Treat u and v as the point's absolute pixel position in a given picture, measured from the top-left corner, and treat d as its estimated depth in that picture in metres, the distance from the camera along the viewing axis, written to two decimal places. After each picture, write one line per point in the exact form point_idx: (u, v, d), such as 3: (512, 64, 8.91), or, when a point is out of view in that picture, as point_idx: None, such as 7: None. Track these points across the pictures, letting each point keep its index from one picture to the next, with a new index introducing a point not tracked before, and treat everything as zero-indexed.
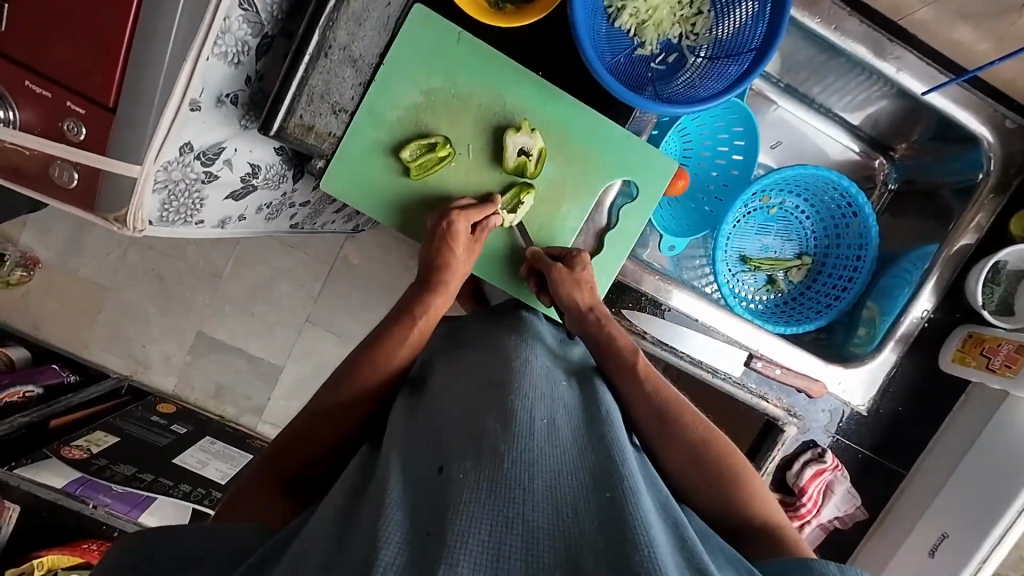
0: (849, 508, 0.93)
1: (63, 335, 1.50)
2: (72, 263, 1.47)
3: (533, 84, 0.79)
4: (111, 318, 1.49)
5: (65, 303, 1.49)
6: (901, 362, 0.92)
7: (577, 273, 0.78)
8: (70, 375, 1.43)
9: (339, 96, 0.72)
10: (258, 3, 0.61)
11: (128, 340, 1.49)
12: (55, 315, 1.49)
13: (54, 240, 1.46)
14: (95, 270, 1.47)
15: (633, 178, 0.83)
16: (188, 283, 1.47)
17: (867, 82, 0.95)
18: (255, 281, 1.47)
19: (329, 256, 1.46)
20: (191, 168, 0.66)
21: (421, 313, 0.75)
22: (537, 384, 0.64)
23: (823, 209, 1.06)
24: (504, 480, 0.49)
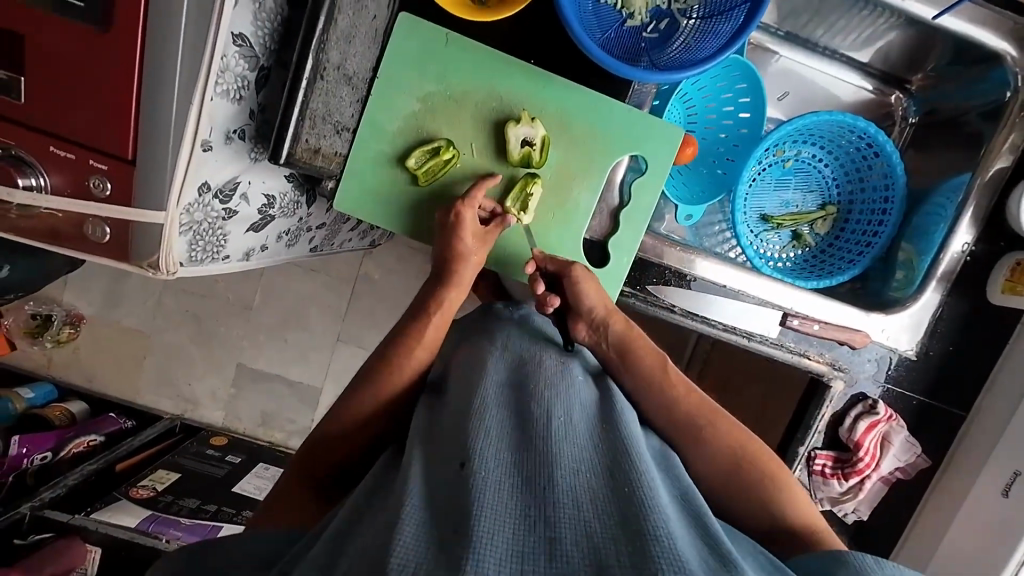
0: (910, 457, 0.90)
1: (115, 384, 1.57)
2: (113, 314, 1.54)
3: (526, 73, 0.79)
4: (156, 362, 1.56)
5: (112, 353, 1.56)
6: (946, 301, 0.89)
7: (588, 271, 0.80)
8: (127, 421, 1.51)
9: (340, 115, 0.73)
10: (251, 36, 0.63)
11: (174, 381, 1.56)
12: (105, 366, 1.57)
13: (95, 295, 1.54)
14: (136, 318, 1.54)
15: (640, 152, 0.82)
16: (222, 318, 1.53)
17: (870, 17, 0.91)
18: (284, 308, 1.51)
19: (351, 274, 1.49)
20: (212, 207, 0.69)
21: (437, 308, 0.77)
22: (556, 383, 0.65)
23: (841, 155, 1.03)
24: (525, 479, 0.50)
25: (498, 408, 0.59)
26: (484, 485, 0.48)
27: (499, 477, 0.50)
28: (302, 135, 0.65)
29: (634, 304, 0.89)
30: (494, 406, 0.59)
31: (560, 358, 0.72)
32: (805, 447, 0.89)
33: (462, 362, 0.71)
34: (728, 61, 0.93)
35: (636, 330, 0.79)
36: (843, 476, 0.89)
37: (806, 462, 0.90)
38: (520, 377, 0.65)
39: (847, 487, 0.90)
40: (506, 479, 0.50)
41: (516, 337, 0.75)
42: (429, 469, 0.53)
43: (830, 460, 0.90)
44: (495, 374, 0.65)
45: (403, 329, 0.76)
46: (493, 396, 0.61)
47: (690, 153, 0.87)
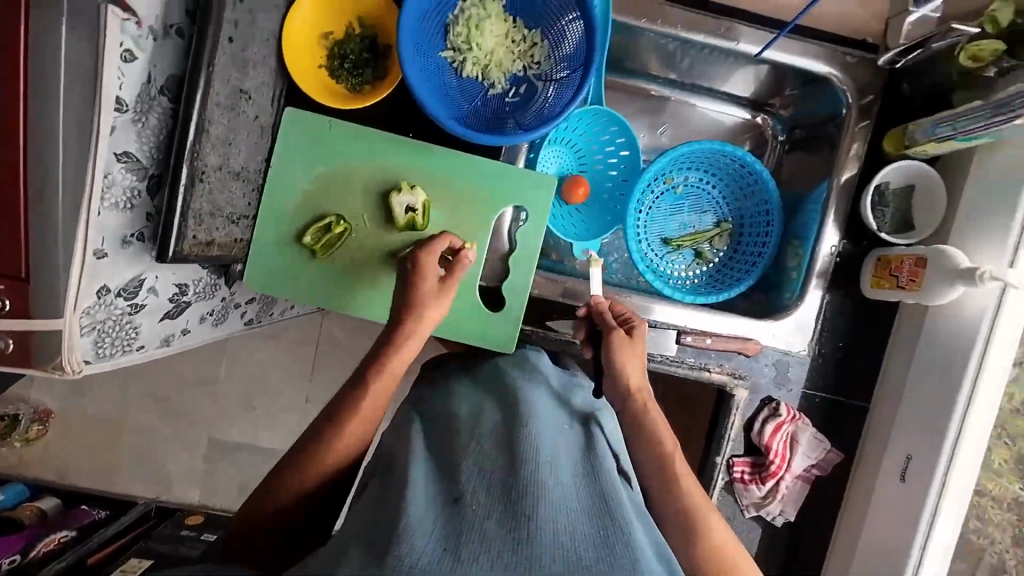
0: (821, 454, 0.94)
1: (88, 475, 1.58)
2: (81, 406, 1.57)
3: (405, 146, 0.87)
4: (128, 447, 1.58)
5: (83, 445, 1.58)
6: (827, 300, 0.95)
7: (634, 342, 0.81)
8: (100, 511, 1.48)
9: (233, 206, 0.80)
10: (135, 152, 0.71)
11: (147, 465, 1.58)
12: (77, 459, 1.58)
13: (62, 390, 1.57)
14: (104, 406, 1.57)
15: (519, 203, 0.89)
16: (189, 396, 1.56)
17: (737, 63, 1.00)
18: (249, 377, 1.55)
19: (311, 335, 1.54)
20: (115, 305, 0.75)
21: (376, 366, 0.74)
22: (542, 425, 0.69)
23: (725, 176, 1.11)
24: (512, 520, 0.54)
25: (492, 452, 0.64)
26: (468, 527, 0.53)
27: (483, 516, 0.54)
28: (189, 233, 0.71)
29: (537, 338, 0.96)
30: (486, 452, 0.64)
31: (552, 402, 0.78)
32: (721, 457, 0.93)
33: (453, 405, 0.77)
34: (590, 109, 1.00)
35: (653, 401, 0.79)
36: (760, 480, 0.93)
37: (726, 470, 0.93)
38: (511, 420, 0.70)
39: (766, 491, 0.93)
40: (490, 518, 0.54)
41: (510, 384, 0.79)
42: (426, 489, 0.58)
43: (747, 466, 0.93)
44: (486, 420, 0.71)
45: (353, 388, 0.73)
46: (486, 441, 0.66)
47: (585, 192, 1.01)
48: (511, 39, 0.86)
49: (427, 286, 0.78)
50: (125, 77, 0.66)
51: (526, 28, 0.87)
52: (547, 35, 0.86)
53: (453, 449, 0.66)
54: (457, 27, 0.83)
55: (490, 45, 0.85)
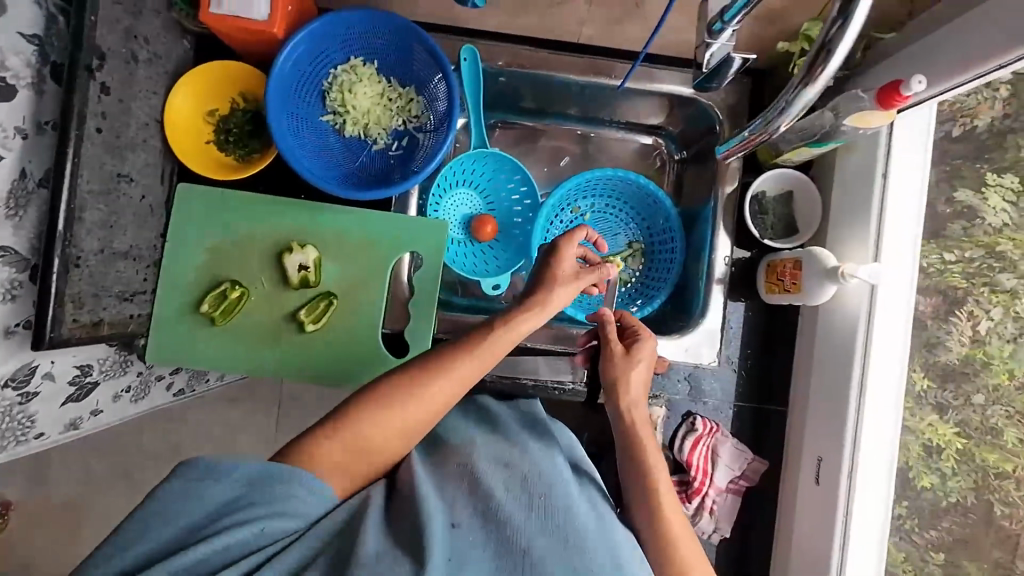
0: (744, 464, 0.93)
1: (55, 563, 1.54)
2: (39, 494, 1.53)
3: (296, 207, 0.90)
4: (93, 531, 1.53)
5: (47, 534, 1.53)
6: (730, 310, 0.97)
7: (633, 359, 0.80)
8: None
9: (123, 284, 0.82)
10: (14, 245, 0.73)
11: (113, 549, 1.53)
12: (41, 550, 1.54)
13: (21, 480, 1.52)
14: (71, 487, 1.53)
15: (413, 249, 0.92)
16: (153, 471, 1.52)
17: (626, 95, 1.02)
18: (214, 446, 1.52)
19: (275, 395, 1.52)
20: (3, 397, 0.76)
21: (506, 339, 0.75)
22: (536, 458, 0.70)
23: (629, 199, 1.14)
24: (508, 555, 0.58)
25: (489, 477, 0.66)
26: (467, 557, 0.57)
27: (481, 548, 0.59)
28: (68, 317, 0.72)
29: None
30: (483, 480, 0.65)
31: (543, 440, 0.74)
32: None
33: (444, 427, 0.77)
34: (475, 152, 1.04)
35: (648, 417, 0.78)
36: (687, 498, 0.91)
37: None
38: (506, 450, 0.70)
39: (694, 509, 0.92)
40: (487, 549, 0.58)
41: (503, 415, 0.78)
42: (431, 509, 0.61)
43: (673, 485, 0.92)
44: (481, 448, 0.70)
45: (419, 380, 0.69)
46: (485, 466, 0.67)
47: (493, 229, 1.06)
48: (387, 98, 0.90)
49: (563, 269, 0.83)
50: None
51: (400, 86, 0.91)
52: (421, 91, 0.91)
53: (454, 469, 0.68)
54: (332, 93, 0.88)
55: (366, 105, 0.89)
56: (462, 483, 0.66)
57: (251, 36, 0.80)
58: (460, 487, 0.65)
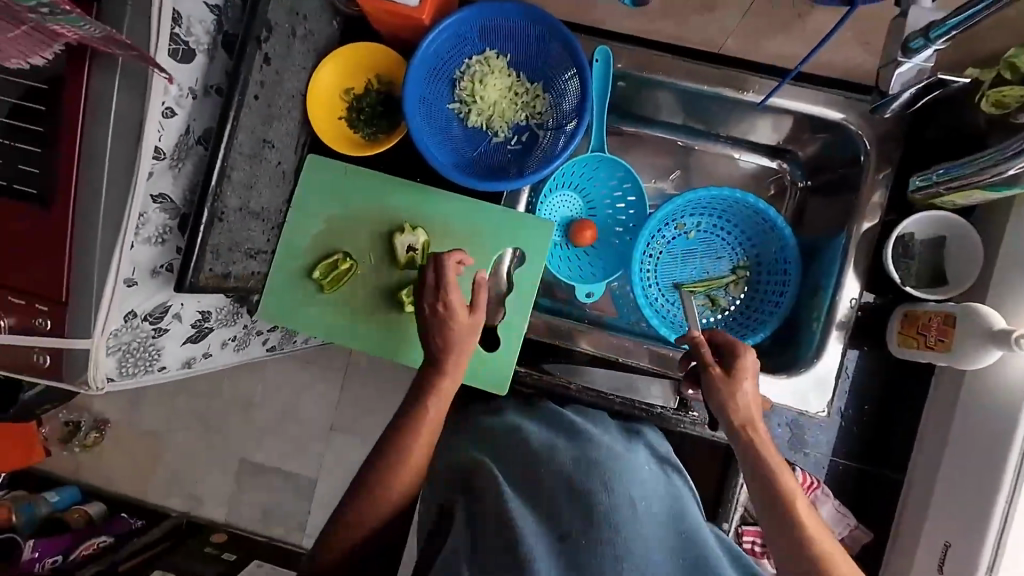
0: (846, 529, 0.84)
1: (133, 485, 1.71)
2: (133, 418, 1.71)
3: (412, 190, 0.92)
4: (169, 462, 1.68)
5: (132, 457, 1.71)
6: (848, 357, 0.87)
7: (736, 378, 0.70)
8: (137, 520, 1.62)
9: (251, 243, 0.88)
10: (170, 194, 0.80)
11: (183, 481, 1.68)
12: (125, 469, 1.71)
13: (119, 403, 1.71)
14: (153, 420, 1.69)
15: (517, 245, 0.91)
16: (226, 417, 1.65)
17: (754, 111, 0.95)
18: (281, 403, 1.62)
19: (341, 364, 1.59)
20: (141, 328, 0.82)
21: (435, 392, 0.77)
22: (624, 462, 0.71)
23: (739, 223, 1.07)
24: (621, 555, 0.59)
25: (570, 464, 0.69)
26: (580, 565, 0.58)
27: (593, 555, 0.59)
28: (205, 266, 0.78)
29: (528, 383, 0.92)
30: (580, 483, 0.65)
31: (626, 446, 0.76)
32: (729, 524, 0.86)
33: (524, 429, 0.78)
34: (593, 157, 1.01)
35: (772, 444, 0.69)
36: None
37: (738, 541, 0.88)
38: (595, 453, 0.70)
39: None
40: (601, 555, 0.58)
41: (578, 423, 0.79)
42: (526, 522, 0.62)
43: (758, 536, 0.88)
44: (564, 451, 0.71)
45: (417, 397, 0.77)
46: (577, 470, 0.67)
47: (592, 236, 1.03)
48: (514, 92, 0.91)
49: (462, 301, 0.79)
50: (164, 130, 0.75)
51: (529, 81, 0.91)
52: (548, 88, 0.90)
53: (522, 462, 0.71)
54: (463, 82, 0.89)
55: (493, 97, 0.90)
56: (557, 488, 0.66)
57: (399, 21, 0.83)
58: (555, 489, 0.66)
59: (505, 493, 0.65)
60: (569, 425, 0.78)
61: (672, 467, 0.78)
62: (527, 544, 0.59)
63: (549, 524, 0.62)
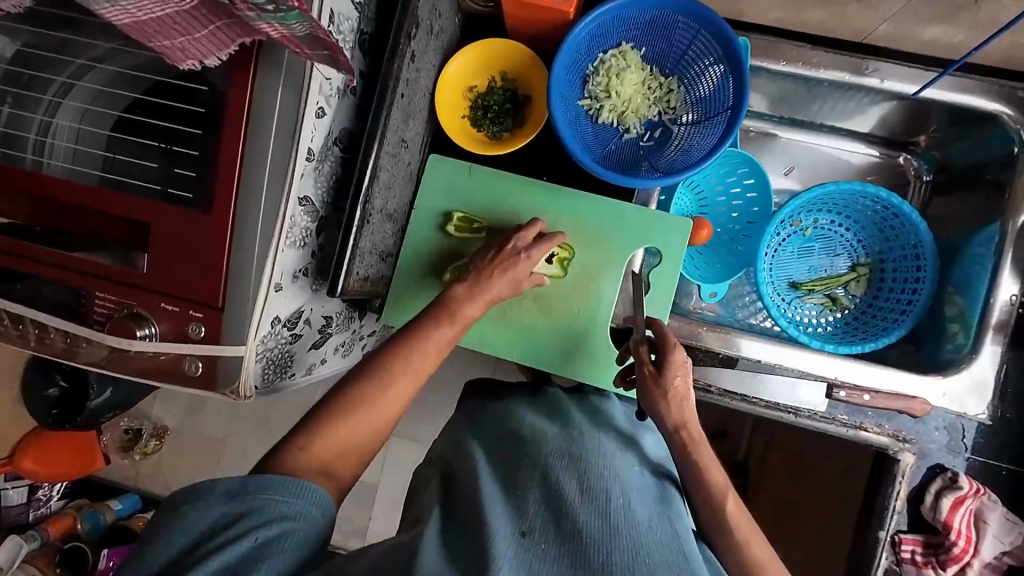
0: (1016, 539, 0.80)
1: None
2: (193, 424, 1.68)
3: (541, 189, 0.90)
4: (230, 466, 1.65)
5: (192, 463, 1.67)
6: (1008, 355, 0.84)
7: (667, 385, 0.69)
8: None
9: (383, 245, 0.87)
10: (313, 196, 0.77)
11: None
12: (184, 475, 1.68)
13: (177, 408, 1.68)
14: (213, 426, 1.67)
15: (651, 244, 0.88)
16: (287, 421, 1.62)
17: (864, 96, 0.96)
18: None
19: None
20: (281, 334, 0.80)
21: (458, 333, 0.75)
22: (608, 461, 0.69)
23: (862, 218, 1.04)
24: (580, 554, 0.55)
25: (553, 454, 0.68)
26: (541, 562, 0.55)
27: (552, 553, 0.56)
28: (354, 271, 0.77)
29: None
30: (556, 478, 0.64)
31: (616, 445, 0.73)
32: (885, 532, 0.83)
33: (527, 421, 0.77)
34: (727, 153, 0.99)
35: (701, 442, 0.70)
36: (940, 565, 0.81)
37: (891, 549, 0.83)
38: (579, 450, 0.69)
39: None
40: (560, 557, 0.55)
41: (575, 416, 0.78)
42: (496, 518, 0.58)
43: (918, 546, 0.82)
44: (553, 445, 0.70)
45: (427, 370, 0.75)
46: (557, 463, 0.67)
47: (707, 235, 0.94)
48: (648, 87, 0.88)
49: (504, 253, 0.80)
50: (316, 131, 0.73)
51: (661, 75, 0.89)
52: (682, 82, 0.88)
53: (510, 454, 0.71)
54: (597, 78, 0.87)
55: (628, 93, 0.88)
56: (535, 482, 0.64)
57: (521, 13, 0.81)
58: (532, 483, 0.64)
59: (484, 498, 0.62)
60: (565, 414, 0.79)
61: (667, 474, 0.73)
62: (490, 536, 0.56)
63: (516, 518, 0.59)
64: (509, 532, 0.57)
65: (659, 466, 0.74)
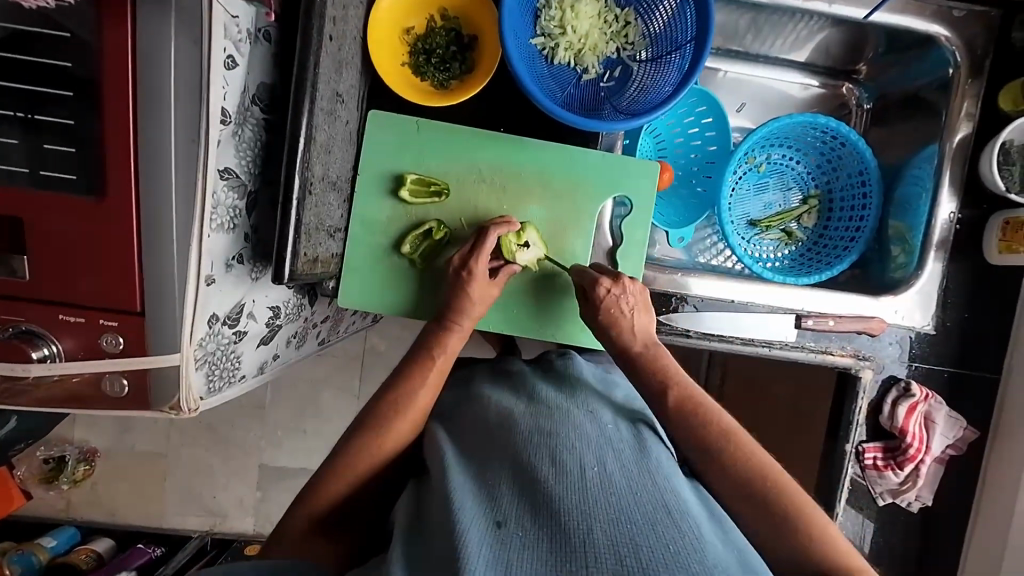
0: (958, 432, 0.90)
1: (140, 512, 1.51)
2: (126, 443, 1.50)
3: (498, 143, 0.82)
4: (179, 480, 1.51)
5: (133, 482, 1.51)
6: (949, 268, 0.91)
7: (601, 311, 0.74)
8: (156, 548, 1.42)
9: (330, 220, 0.76)
10: (236, 167, 0.65)
11: (198, 496, 1.51)
12: (125, 497, 1.51)
13: (105, 427, 1.49)
14: (151, 440, 1.50)
15: (620, 193, 0.84)
16: (237, 423, 1.49)
17: (797, 23, 0.97)
18: (299, 399, 1.48)
19: (357, 351, 1.46)
20: (222, 334, 0.69)
21: (441, 350, 0.74)
22: (581, 428, 0.63)
23: (810, 150, 1.06)
24: (559, 536, 0.49)
25: (520, 433, 0.62)
26: (519, 554, 0.48)
27: (530, 543, 0.49)
28: (302, 251, 0.66)
29: None
30: (526, 458, 0.58)
31: (586, 409, 0.67)
32: (852, 444, 0.89)
33: (493, 403, 0.71)
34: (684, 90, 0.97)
35: (660, 345, 0.73)
36: (897, 466, 0.89)
37: (856, 458, 0.90)
38: (548, 422, 0.63)
39: (904, 477, 0.89)
40: (537, 543, 0.49)
41: (543, 391, 0.72)
42: (466, 509, 0.53)
43: (879, 451, 0.90)
44: (519, 424, 0.64)
45: (418, 360, 0.73)
46: (525, 442, 0.60)
47: (670, 180, 0.91)
48: (603, 20, 0.82)
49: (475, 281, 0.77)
50: (228, 86, 0.60)
51: (616, 8, 0.83)
52: (638, 14, 0.82)
53: (476, 441, 0.65)
54: (550, 12, 0.80)
55: (584, 28, 0.81)
56: (505, 468, 0.58)
57: None
58: (502, 471, 0.58)
59: (450, 486, 0.56)
60: (533, 390, 0.72)
61: (645, 423, 0.68)
62: (461, 531, 0.49)
63: (489, 508, 0.53)
64: (481, 526, 0.50)
65: (634, 418, 0.69)
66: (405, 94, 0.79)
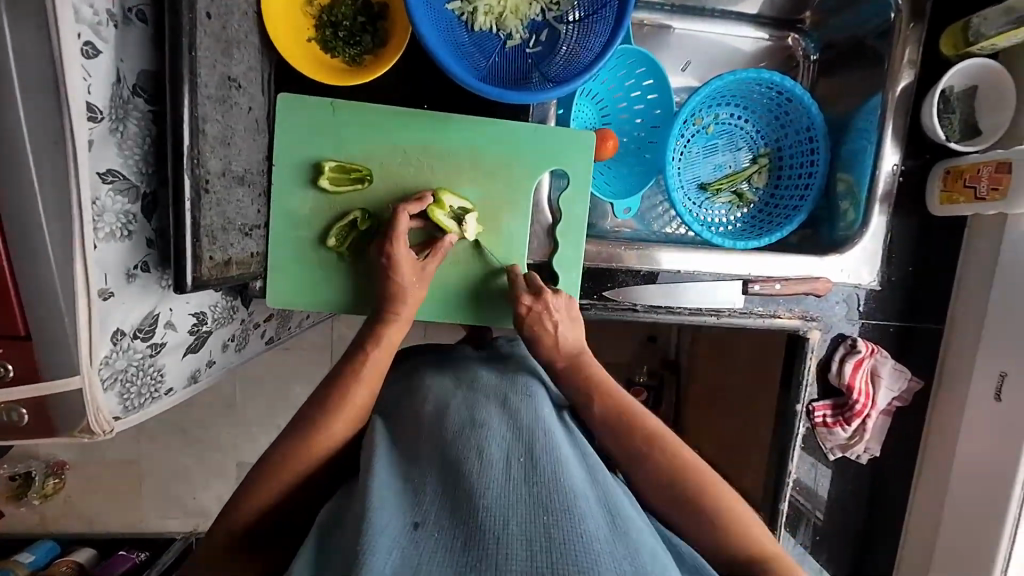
0: (903, 384, 0.91)
1: (119, 519, 1.49)
2: (95, 452, 1.46)
3: (422, 121, 0.77)
4: (155, 484, 1.48)
5: (107, 490, 1.47)
6: (894, 222, 0.90)
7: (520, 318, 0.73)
8: (139, 553, 1.38)
9: (242, 217, 0.71)
10: (121, 167, 0.59)
11: (178, 498, 1.49)
12: (102, 505, 1.48)
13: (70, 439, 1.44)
14: (120, 447, 1.46)
15: (556, 166, 0.80)
16: (207, 424, 1.45)
17: None
18: (268, 395, 1.44)
19: (323, 342, 1.42)
20: (133, 349, 0.64)
21: (376, 344, 0.70)
22: (513, 414, 0.60)
23: (759, 108, 1.02)
24: (474, 533, 0.46)
25: (451, 422, 0.58)
26: (432, 555, 0.45)
27: (444, 542, 0.46)
28: (204, 253, 0.61)
29: (594, 314, 0.88)
30: (453, 448, 0.54)
31: (522, 394, 0.64)
32: (801, 404, 0.90)
33: (432, 394, 0.66)
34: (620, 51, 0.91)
35: (590, 356, 0.70)
36: (845, 421, 0.90)
37: (807, 416, 0.91)
38: (481, 411, 0.59)
39: (852, 431, 0.91)
40: (452, 541, 0.46)
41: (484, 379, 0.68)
42: (383, 507, 0.48)
43: (828, 409, 0.91)
44: (453, 414, 0.60)
45: (360, 354, 0.70)
46: (452, 431, 0.56)
47: (614, 148, 0.86)
48: None
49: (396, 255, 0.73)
50: (92, 78, 0.54)
51: None
52: None
53: (407, 432, 0.61)
54: None
55: None
56: (433, 458, 0.54)
57: None
58: (429, 463, 0.54)
59: (372, 483, 0.52)
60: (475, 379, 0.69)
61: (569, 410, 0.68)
62: (371, 533, 0.45)
63: (408, 506, 0.49)
64: (396, 526, 0.47)
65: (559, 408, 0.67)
66: (311, 72, 0.71)
